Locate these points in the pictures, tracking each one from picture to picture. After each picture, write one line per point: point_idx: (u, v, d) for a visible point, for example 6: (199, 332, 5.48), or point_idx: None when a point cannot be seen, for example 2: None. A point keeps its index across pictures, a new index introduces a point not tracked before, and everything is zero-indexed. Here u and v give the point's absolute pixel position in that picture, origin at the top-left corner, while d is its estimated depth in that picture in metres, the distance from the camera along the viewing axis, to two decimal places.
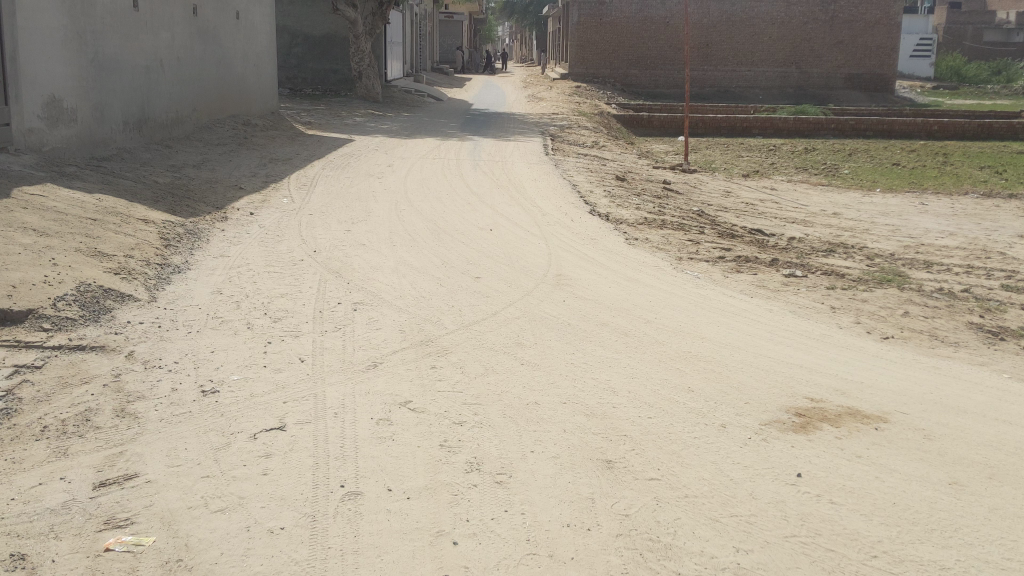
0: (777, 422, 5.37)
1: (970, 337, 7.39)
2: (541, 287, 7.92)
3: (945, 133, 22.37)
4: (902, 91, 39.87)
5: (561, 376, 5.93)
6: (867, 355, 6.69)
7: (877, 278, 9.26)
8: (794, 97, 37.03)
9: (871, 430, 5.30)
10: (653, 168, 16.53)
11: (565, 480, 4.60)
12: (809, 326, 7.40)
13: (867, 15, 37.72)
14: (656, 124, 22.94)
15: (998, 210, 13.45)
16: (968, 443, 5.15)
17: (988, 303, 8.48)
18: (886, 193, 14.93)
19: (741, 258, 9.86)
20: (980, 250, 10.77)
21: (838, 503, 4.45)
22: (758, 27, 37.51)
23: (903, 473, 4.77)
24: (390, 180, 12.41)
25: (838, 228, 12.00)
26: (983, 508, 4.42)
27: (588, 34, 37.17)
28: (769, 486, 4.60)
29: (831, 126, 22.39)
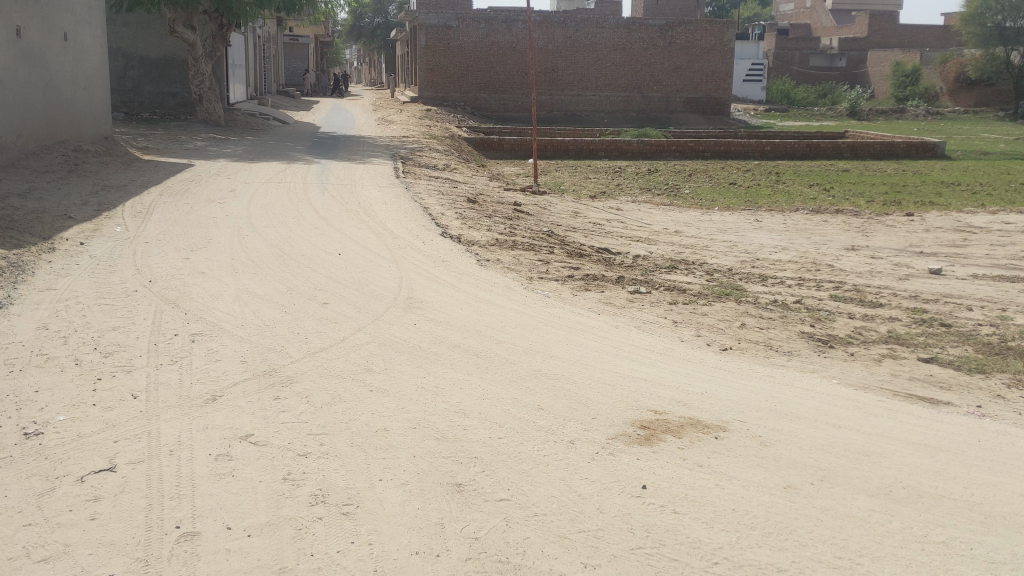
0: (623, 436, 5.48)
1: (802, 346, 7.76)
2: (391, 310, 7.85)
3: (777, 153, 23.59)
4: (737, 114, 41.85)
5: (410, 401, 5.85)
6: (708, 366, 6.93)
7: (716, 293, 9.63)
8: (637, 120, 38.26)
9: (711, 439, 5.47)
10: (503, 189, 16.70)
11: (414, 507, 4.53)
12: (653, 340, 7.60)
13: (702, 41, 39.49)
14: (506, 147, 23.23)
15: (827, 225, 14.22)
16: (801, 448, 5.39)
17: (818, 313, 8.95)
18: (725, 211, 15.57)
19: (589, 276, 10.07)
20: (809, 263, 11.38)
21: (681, 512, 4.56)
22: (601, 52, 38.56)
23: (741, 479, 4.94)
24: (232, 206, 12.04)
25: (679, 245, 12.42)
26: (815, 509, 4.63)
27: (436, 59, 37.38)
28: (615, 499, 4.67)
29: (673, 148, 23.26)
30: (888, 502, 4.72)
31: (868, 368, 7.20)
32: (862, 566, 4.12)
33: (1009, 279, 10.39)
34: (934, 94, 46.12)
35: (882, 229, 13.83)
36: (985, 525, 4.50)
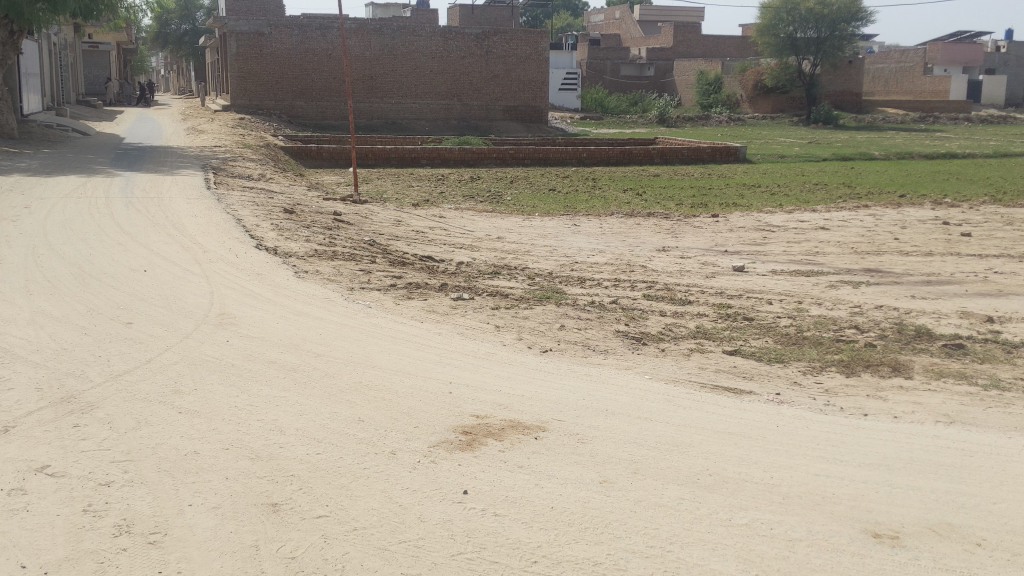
0: (444, 442, 5.50)
1: (618, 344, 8.03)
2: (203, 327, 7.55)
3: (593, 160, 24.33)
4: (555, 121, 42.93)
5: (223, 421, 5.65)
6: (527, 369, 7.06)
7: (537, 296, 9.82)
8: (457, 128, 38.55)
9: (530, 440, 5.57)
10: (322, 199, 16.41)
11: (227, 530, 4.37)
12: (474, 346, 7.68)
13: (517, 50, 40.24)
14: (325, 155, 22.89)
15: (640, 228, 14.77)
16: (616, 443, 5.57)
17: (633, 312, 9.28)
18: (544, 216, 15.90)
19: (411, 284, 10.04)
20: (625, 265, 11.79)
21: (501, 515, 4.61)
22: (419, 61, 38.60)
23: (559, 477, 5.06)
24: (25, 223, 11.27)
25: (501, 251, 12.59)
26: (629, 501, 4.79)
27: (249, 67, 36.39)
28: (435, 507, 4.67)
29: (493, 155, 23.57)
30: (696, 490, 4.94)
31: (679, 363, 7.54)
32: (672, 552, 4.30)
33: (805, 274, 11.13)
34: (736, 101, 49.12)
35: (691, 230, 14.51)
36: (783, 504, 4.78)
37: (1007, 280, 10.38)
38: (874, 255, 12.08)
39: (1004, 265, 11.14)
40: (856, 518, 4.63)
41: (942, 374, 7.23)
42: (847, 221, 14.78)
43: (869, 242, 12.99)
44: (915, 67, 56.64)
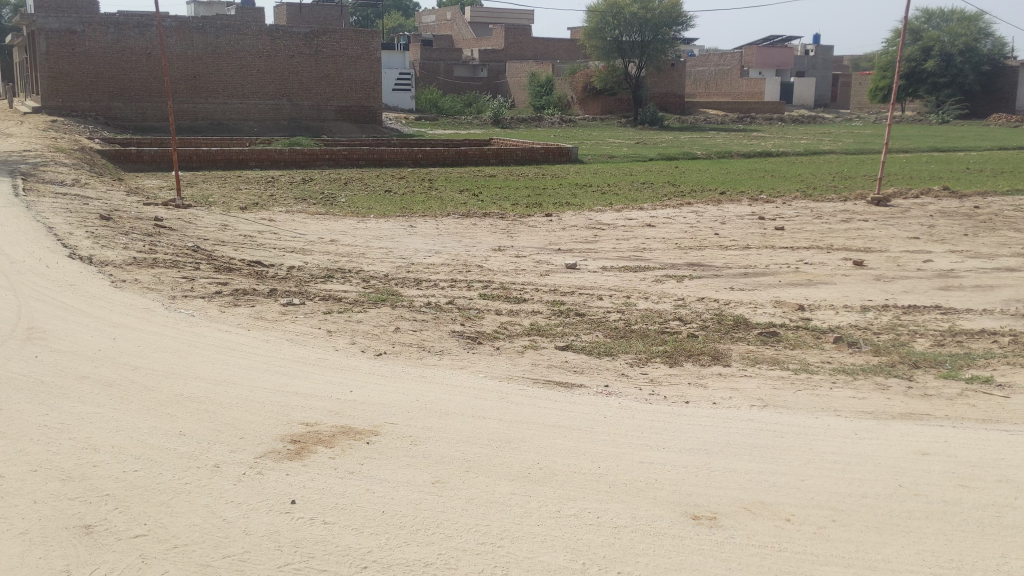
0: (272, 452, 5.36)
1: (453, 344, 8.05)
2: (8, 343, 7.07)
3: (428, 160, 24.32)
4: (389, 122, 42.68)
5: (31, 442, 5.30)
6: (360, 373, 6.97)
7: (372, 299, 9.72)
8: (288, 129, 37.69)
9: (362, 445, 5.50)
10: (144, 204, 15.68)
11: (35, 557, 4.12)
12: (305, 352, 7.52)
13: (347, 50, 39.69)
14: (147, 158, 21.90)
15: (475, 228, 14.86)
16: (448, 442, 5.57)
17: (468, 312, 9.32)
18: (379, 217, 15.76)
19: (239, 291, 9.73)
20: (460, 265, 11.85)
21: (331, 522, 4.54)
22: (245, 60, 37.51)
23: (391, 481, 5.01)
24: None
25: (334, 254, 12.39)
26: (461, 500, 4.80)
27: (60, 65, 34.37)
28: (262, 518, 4.55)
29: (326, 157, 23.17)
30: (527, 485, 5.00)
31: (512, 360, 7.62)
32: (503, 548, 4.33)
33: (634, 269, 11.50)
34: (567, 102, 50.24)
35: (525, 229, 14.73)
36: (610, 494, 4.91)
37: (816, 270, 11.05)
38: (697, 250, 12.62)
39: (814, 256, 11.86)
40: (677, 503, 4.80)
41: (757, 360, 7.63)
42: (673, 217, 15.36)
43: (693, 237, 13.55)
44: (733, 69, 59.59)
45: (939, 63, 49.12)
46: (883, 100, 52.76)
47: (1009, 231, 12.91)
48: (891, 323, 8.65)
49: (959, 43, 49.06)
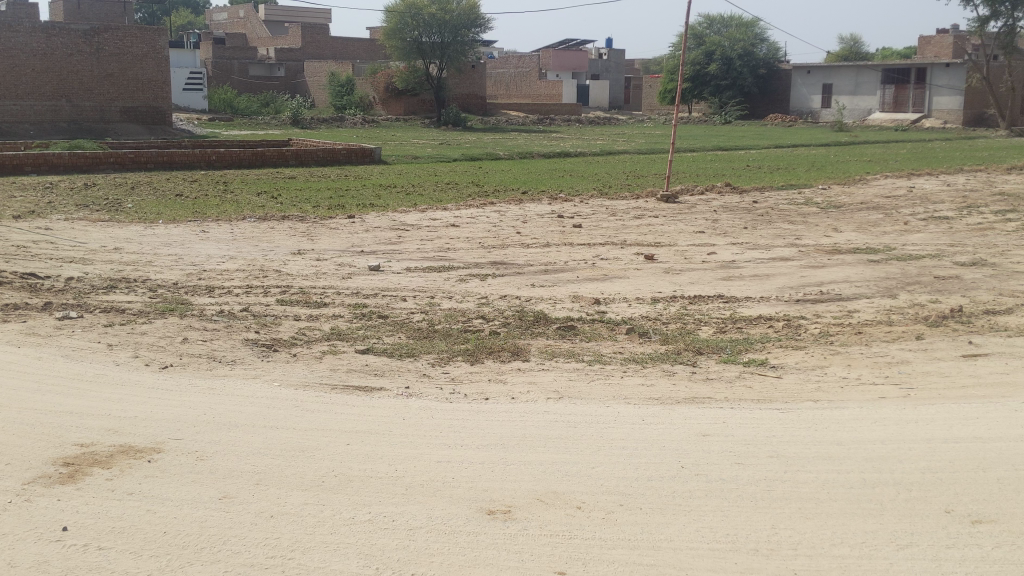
0: (42, 478, 4.98)
1: (246, 353, 7.76)
2: None
3: (223, 162, 23.43)
4: (182, 123, 40.86)
5: None
6: (143, 389, 6.59)
7: (159, 309, 9.22)
8: (68, 131, 35.33)
9: (143, 464, 5.20)
10: None
11: None
12: (82, 368, 7.05)
13: (132, 48, 37.61)
14: None
15: (273, 231, 14.44)
16: (236, 456, 5.34)
17: (264, 319, 9.02)
18: (170, 224, 15.01)
19: (8, 306, 9.02)
20: (257, 270, 11.47)
21: (107, 547, 4.26)
22: (17, 58, 34.91)
23: (175, 500, 4.76)
24: None
25: (119, 263, 11.70)
26: (250, 514, 4.61)
27: None
28: (28, 549, 4.22)
29: (110, 160, 21.86)
30: (319, 493, 4.83)
31: (309, 366, 7.37)
32: (293, 559, 4.17)
33: (437, 269, 11.48)
34: (369, 102, 49.80)
35: (326, 232, 14.44)
36: (405, 494, 4.80)
37: (612, 265, 11.41)
38: (498, 249, 12.78)
39: (609, 252, 12.26)
40: (471, 499, 4.74)
41: (554, 354, 7.68)
42: (475, 217, 15.50)
43: (495, 236, 13.72)
44: (532, 71, 60.97)
45: (720, 66, 52.04)
46: (672, 102, 55.45)
47: (784, 223, 13.83)
48: (679, 314, 9.03)
49: (737, 47, 52.14)
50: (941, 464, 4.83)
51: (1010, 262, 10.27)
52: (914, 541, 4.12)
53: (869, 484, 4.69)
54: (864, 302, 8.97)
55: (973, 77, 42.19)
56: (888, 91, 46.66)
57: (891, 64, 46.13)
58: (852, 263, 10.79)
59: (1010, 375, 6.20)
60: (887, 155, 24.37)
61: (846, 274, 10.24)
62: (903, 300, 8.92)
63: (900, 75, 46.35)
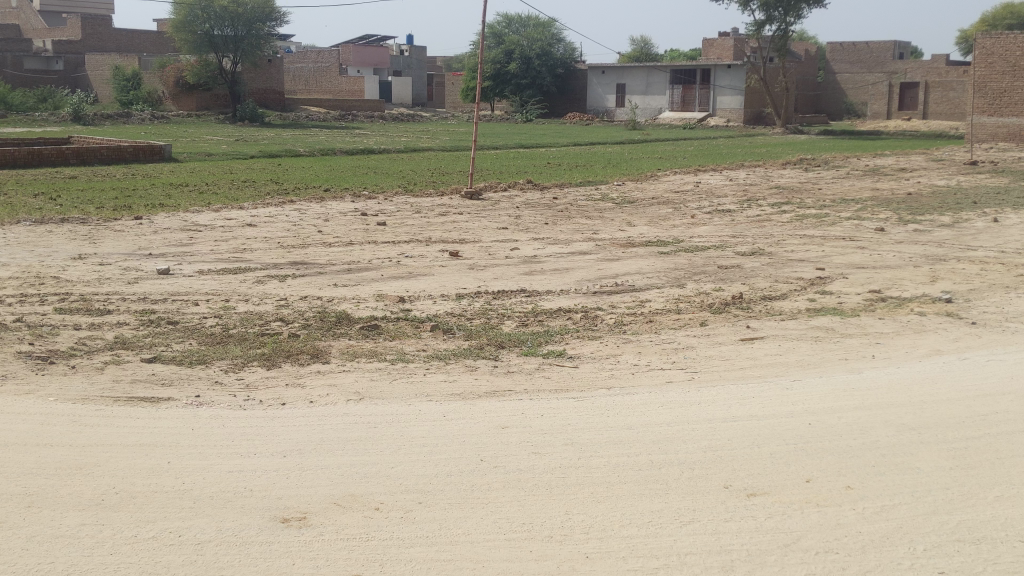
0: None
1: (19, 367, 7.19)
2: None
3: None
4: None
5: None
6: None
7: None
8: None
9: None
10: None
11: None
12: None
13: None
14: None
15: (52, 235, 13.48)
16: (7, 478, 4.93)
17: (41, 329, 8.39)
18: None
19: None
20: (33, 277, 10.65)
21: None
22: None
23: None
24: None
25: None
26: (20, 539, 4.27)
27: None
28: None
29: None
30: (99, 513, 4.53)
31: (90, 379, 6.90)
32: None
33: (234, 271, 11.07)
34: (159, 98, 47.43)
35: (110, 234, 13.60)
36: (193, 509, 4.53)
37: (415, 263, 11.36)
38: (298, 248, 12.46)
39: (412, 250, 12.22)
40: (263, 508, 4.50)
41: (356, 355, 7.29)
42: (274, 216, 15.05)
43: (295, 235, 13.38)
44: (332, 68, 60.00)
45: (520, 65, 52.96)
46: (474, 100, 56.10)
47: (583, 219, 14.26)
48: (483, 309, 8.80)
49: (536, 47, 53.36)
50: (722, 443, 4.94)
51: (784, 251, 11.05)
52: (696, 518, 4.12)
53: (657, 466, 4.70)
54: (655, 293, 9.35)
55: (752, 78, 45.09)
56: (676, 90, 49.19)
57: (677, 65, 48.66)
58: (645, 256, 11.24)
59: (783, 356, 6.61)
60: (676, 153, 25.65)
61: (639, 266, 10.66)
62: (691, 289, 9.36)
63: (686, 76, 49.04)
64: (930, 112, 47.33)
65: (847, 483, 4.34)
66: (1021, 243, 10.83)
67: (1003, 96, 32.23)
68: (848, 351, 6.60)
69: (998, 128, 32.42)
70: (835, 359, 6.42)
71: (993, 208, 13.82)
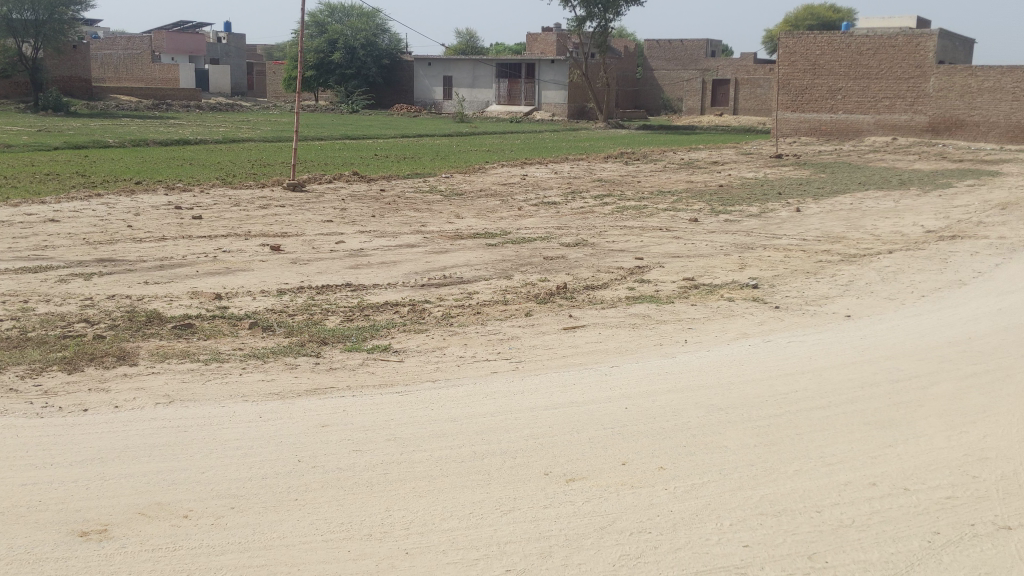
0: None
1: None
2: None
3: None
4: None
5: None
6: None
7: None
8: None
9: None
10: None
11: None
12: None
13: None
14: None
15: None
16: None
17: None
18: None
19: None
20: None
21: None
22: None
23: None
24: None
25: None
26: None
27: None
28: None
29: None
30: None
31: None
32: None
33: (33, 270, 10.30)
34: None
35: None
36: None
37: (234, 258, 10.93)
38: (106, 244, 11.75)
39: (231, 244, 11.77)
40: (61, 522, 4.17)
41: (166, 356, 6.93)
42: (78, 211, 14.14)
43: (103, 231, 12.62)
44: (144, 55, 57.09)
45: (344, 55, 52.13)
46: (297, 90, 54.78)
47: (409, 211, 14.16)
48: (305, 304, 8.59)
49: (360, 37, 52.65)
50: (544, 430, 4.92)
51: (605, 241, 11.34)
52: (516, 506, 4.07)
53: (479, 456, 4.61)
54: (481, 284, 9.35)
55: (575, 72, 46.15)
56: (502, 84, 49.73)
57: (503, 58, 49.20)
58: (471, 248, 11.26)
59: (603, 342, 6.76)
60: (503, 146, 25.90)
61: (466, 258, 10.66)
62: (516, 280, 9.43)
63: (511, 70, 49.86)
64: (739, 108, 49.91)
65: (659, 464, 4.45)
66: (820, 231, 11.56)
67: (804, 94, 34.34)
68: (662, 337, 6.83)
69: (800, 123, 34.49)
70: (651, 345, 6.63)
71: (795, 199, 14.70)
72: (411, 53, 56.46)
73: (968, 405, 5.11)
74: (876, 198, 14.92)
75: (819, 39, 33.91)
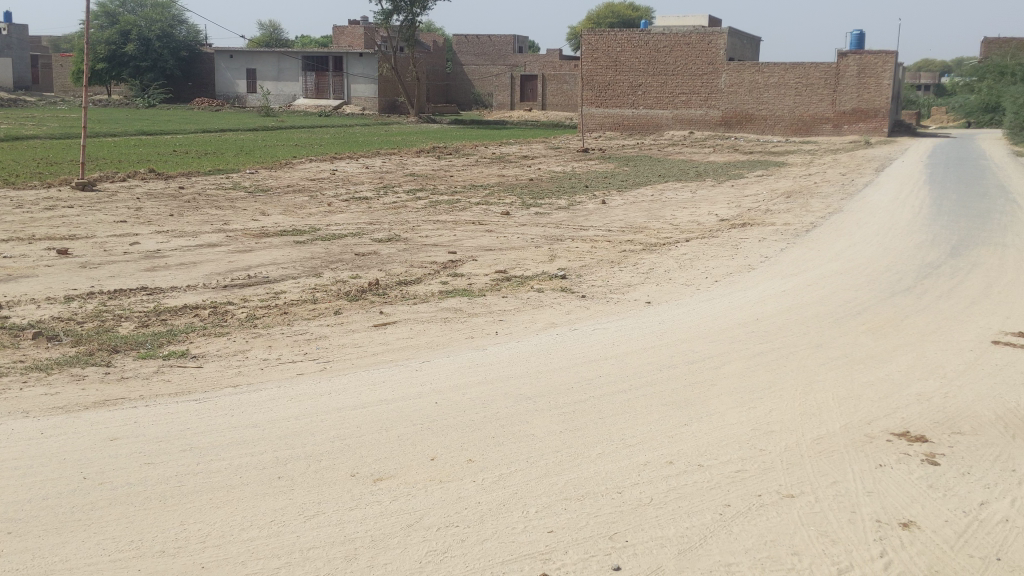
0: None
1: None
2: None
3: None
4: None
5: None
6: None
7: None
8: None
9: None
10: None
11: None
12: None
13: None
14: None
15: None
16: None
17: None
18: None
19: None
20: None
21: None
22: None
23: None
24: None
25: None
26: None
27: None
28: None
29: None
30: None
31: None
32: None
33: None
34: None
35: None
36: None
37: (16, 263, 10.13)
38: None
39: (13, 249, 10.91)
40: None
41: None
42: None
43: None
44: None
45: (138, 46, 49.51)
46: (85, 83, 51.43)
47: (211, 209, 13.60)
48: (98, 311, 8.06)
49: (155, 28, 50.18)
50: (351, 430, 4.82)
51: (418, 237, 11.29)
52: (321, 510, 3.95)
53: (282, 461, 4.45)
54: (290, 283, 9.06)
55: (384, 67, 45.79)
56: (309, 77, 48.61)
57: (309, 51, 48.07)
58: (278, 246, 10.94)
59: (413, 338, 6.72)
60: (311, 141, 25.35)
61: (273, 257, 10.32)
62: (326, 278, 9.22)
63: (317, 63, 48.60)
64: (548, 103, 50.80)
65: (467, 457, 4.45)
66: (625, 222, 11.97)
67: (607, 90, 35.50)
68: (474, 330, 6.86)
69: (604, 119, 35.69)
70: (461, 338, 6.65)
71: (601, 191, 15.16)
72: (208, 46, 54.33)
73: (757, 382, 5.40)
74: (675, 189, 15.63)
75: (619, 36, 35.08)
